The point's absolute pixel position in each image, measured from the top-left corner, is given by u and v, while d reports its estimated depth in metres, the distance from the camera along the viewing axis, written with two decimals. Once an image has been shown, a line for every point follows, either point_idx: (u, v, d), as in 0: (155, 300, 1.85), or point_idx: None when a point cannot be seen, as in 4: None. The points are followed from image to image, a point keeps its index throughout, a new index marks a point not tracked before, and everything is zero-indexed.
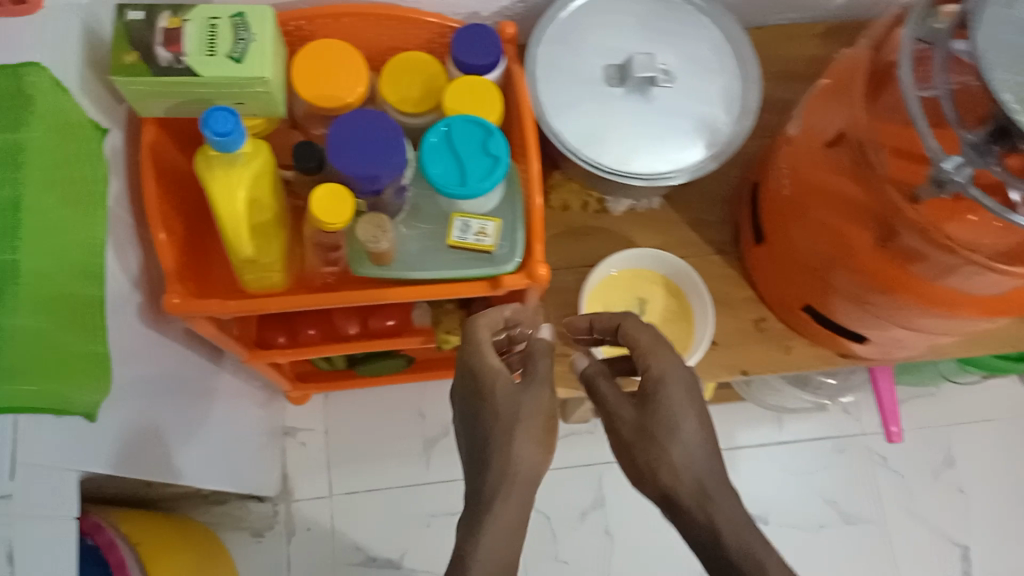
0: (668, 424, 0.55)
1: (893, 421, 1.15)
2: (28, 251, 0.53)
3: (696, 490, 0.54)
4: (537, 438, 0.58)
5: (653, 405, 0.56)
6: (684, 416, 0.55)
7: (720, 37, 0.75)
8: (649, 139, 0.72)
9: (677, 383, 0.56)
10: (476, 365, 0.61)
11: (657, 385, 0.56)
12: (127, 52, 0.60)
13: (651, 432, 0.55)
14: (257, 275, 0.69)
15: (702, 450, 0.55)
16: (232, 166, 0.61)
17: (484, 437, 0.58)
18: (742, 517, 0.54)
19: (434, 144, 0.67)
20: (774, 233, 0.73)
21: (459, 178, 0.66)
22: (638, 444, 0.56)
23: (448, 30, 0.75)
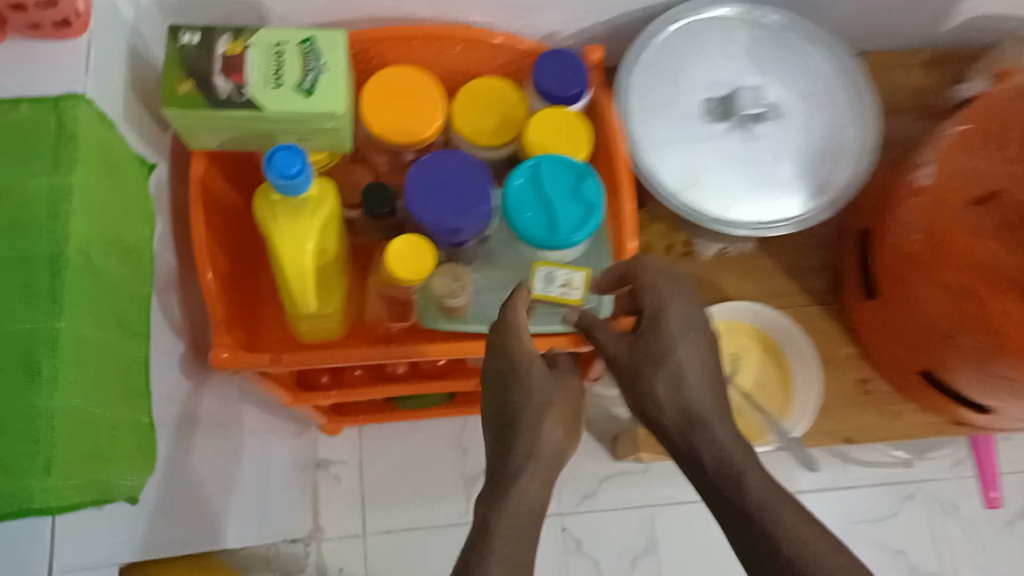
0: (661, 351, 0.54)
1: (993, 486, 1.07)
2: (72, 317, 0.45)
3: (690, 412, 0.52)
4: (565, 421, 0.52)
5: (654, 335, 0.54)
6: (679, 340, 0.54)
7: (834, 67, 0.66)
8: (753, 184, 0.64)
9: (680, 312, 0.55)
10: (509, 346, 0.53)
11: (657, 314, 0.55)
12: (182, 81, 0.52)
13: (647, 362, 0.54)
14: (314, 325, 0.61)
15: (700, 377, 0.53)
16: (301, 214, 0.53)
17: (508, 411, 0.52)
18: (733, 443, 0.51)
19: (521, 186, 0.59)
20: (894, 289, 0.65)
21: (549, 228, 0.59)
22: (636, 375, 0.54)
23: (527, 52, 0.67)
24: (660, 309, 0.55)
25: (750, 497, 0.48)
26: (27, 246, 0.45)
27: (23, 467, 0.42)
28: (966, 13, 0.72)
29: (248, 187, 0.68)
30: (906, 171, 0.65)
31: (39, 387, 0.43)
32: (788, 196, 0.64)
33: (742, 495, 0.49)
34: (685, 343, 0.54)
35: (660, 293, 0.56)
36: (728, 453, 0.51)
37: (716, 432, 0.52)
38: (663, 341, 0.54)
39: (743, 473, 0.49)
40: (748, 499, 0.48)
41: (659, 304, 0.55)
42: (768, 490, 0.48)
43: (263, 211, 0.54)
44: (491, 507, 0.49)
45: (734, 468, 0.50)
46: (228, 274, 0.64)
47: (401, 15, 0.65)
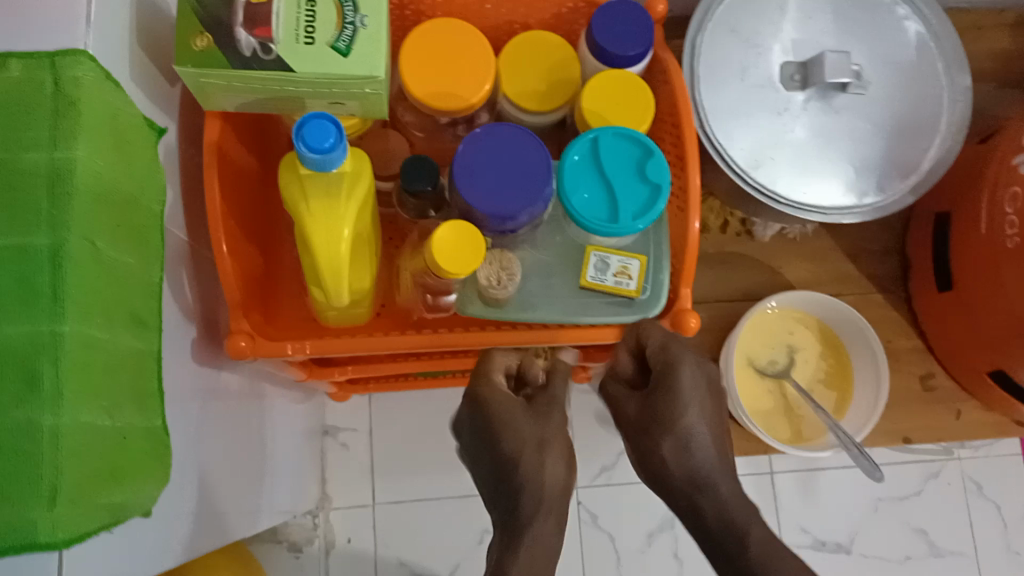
0: (671, 410, 0.48)
1: None
2: (78, 318, 0.39)
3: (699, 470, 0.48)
4: (563, 455, 0.48)
5: (665, 393, 0.49)
6: (691, 399, 0.49)
7: (922, 31, 0.60)
8: (832, 162, 0.59)
9: (689, 380, 0.49)
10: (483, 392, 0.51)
11: (668, 369, 0.49)
12: (198, 34, 0.45)
13: (657, 423, 0.49)
14: (341, 312, 0.55)
15: (710, 431, 0.49)
16: (335, 195, 0.47)
17: (501, 456, 0.48)
18: (740, 501, 0.48)
19: (579, 164, 0.53)
20: (971, 282, 0.60)
21: (611, 212, 0.52)
22: (642, 432, 0.50)
23: (582, 6, 0.60)
24: (670, 366, 0.50)
25: (756, 559, 0.46)
26: (23, 233, 0.38)
27: (27, 497, 0.37)
28: None
29: (264, 149, 0.61)
30: (1000, 150, 0.59)
31: (40, 403, 0.37)
32: (867, 177, 0.59)
33: (745, 558, 0.46)
34: (694, 405, 0.48)
35: (674, 368, 0.49)
36: (731, 511, 0.48)
37: (723, 491, 0.48)
38: (671, 407, 0.48)
39: (748, 533, 0.47)
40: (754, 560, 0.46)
41: (669, 366, 0.50)
42: (769, 547, 0.46)
43: (291, 188, 0.47)
44: (504, 551, 0.47)
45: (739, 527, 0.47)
46: (244, 249, 0.57)
47: None
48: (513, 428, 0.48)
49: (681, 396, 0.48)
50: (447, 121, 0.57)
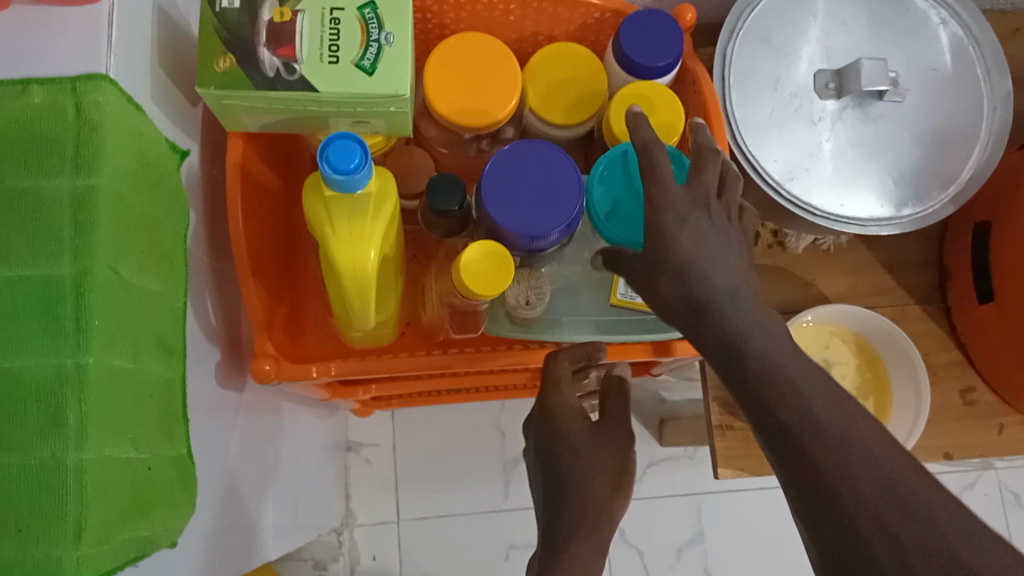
0: (662, 240, 0.41)
1: None
2: (102, 349, 0.38)
3: (704, 301, 0.40)
4: (612, 478, 0.49)
5: (657, 233, 0.41)
6: (681, 232, 0.41)
7: (960, 36, 0.58)
8: (868, 173, 0.57)
9: (675, 208, 0.41)
10: (550, 406, 0.52)
11: (654, 211, 0.41)
12: (221, 55, 0.44)
13: (656, 261, 0.42)
14: (367, 333, 0.54)
15: (723, 257, 0.41)
16: (360, 216, 0.46)
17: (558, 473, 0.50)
18: (817, 392, 0.36)
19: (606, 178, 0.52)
20: (1017, 295, 0.57)
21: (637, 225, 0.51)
22: (640, 278, 0.43)
23: (608, 16, 0.59)
24: (654, 205, 0.41)
25: (758, 374, 0.37)
26: (47, 262, 0.38)
27: (50, 534, 0.36)
28: None
29: (286, 167, 0.60)
30: None
31: (65, 438, 0.36)
32: (905, 187, 0.57)
33: (814, 462, 0.34)
34: (686, 235, 0.41)
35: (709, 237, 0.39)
36: (791, 384, 0.36)
37: (733, 316, 0.39)
38: (666, 243, 0.41)
39: (748, 345, 0.38)
40: (758, 375, 0.37)
41: (657, 204, 0.41)
42: (776, 359, 0.37)
43: (316, 210, 0.46)
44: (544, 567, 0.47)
45: (743, 350, 0.38)
46: (268, 269, 0.56)
47: None
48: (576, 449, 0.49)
49: (669, 229, 0.41)
50: (471, 137, 0.56)
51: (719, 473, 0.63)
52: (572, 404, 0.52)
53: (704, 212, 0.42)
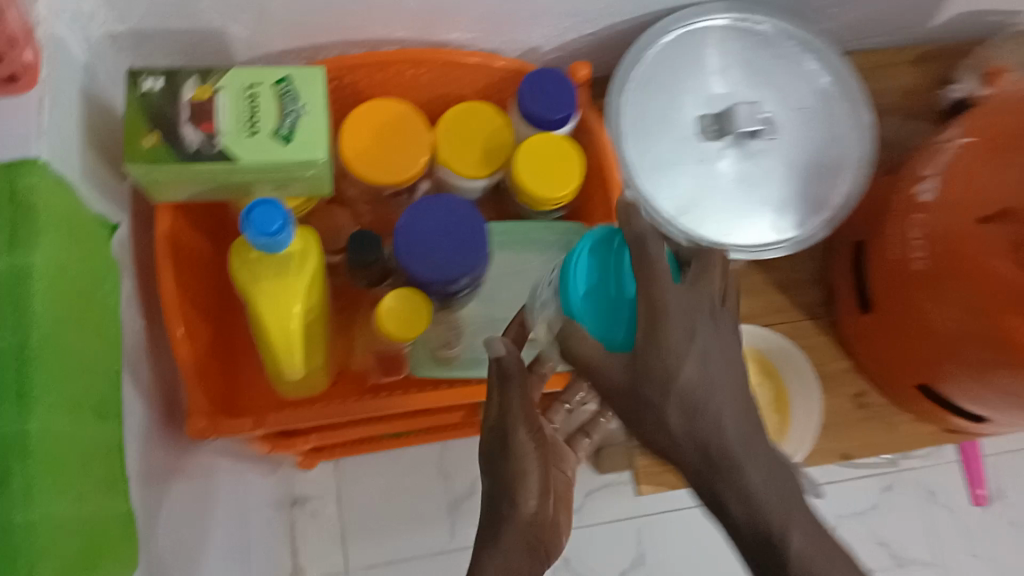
0: (668, 372, 0.40)
1: (979, 483, 1.07)
2: (45, 416, 0.40)
3: (719, 449, 0.40)
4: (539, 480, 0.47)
5: (660, 351, 0.40)
6: (687, 359, 0.40)
7: (826, 76, 0.65)
8: (751, 205, 0.63)
9: (681, 323, 0.41)
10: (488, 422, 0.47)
11: (656, 319, 0.41)
12: (146, 133, 0.47)
13: (654, 385, 0.40)
14: (299, 383, 0.57)
15: (730, 394, 0.41)
16: (284, 274, 0.49)
17: (496, 490, 0.47)
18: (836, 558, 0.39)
19: (587, 270, 0.45)
20: (893, 304, 0.64)
21: (630, 320, 0.43)
22: (637, 407, 0.41)
23: (508, 75, 0.64)
24: (659, 319, 0.41)
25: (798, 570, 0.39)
26: None
27: None
28: (954, 10, 0.70)
29: (216, 232, 0.63)
30: (904, 182, 0.64)
31: (12, 501, 0.38)
32: (785, 214, 0.63)
33: None
34: (692, 358, 0.40)
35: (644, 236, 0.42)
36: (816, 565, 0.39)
37: (750, 476, 0.40)
38: (669, 374, 0.40)
39: (785, 540, 0.39)
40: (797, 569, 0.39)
41: (659, 308, 0.40)
42: (810, 545, 0.39)
43: (242, 271, 0.49)
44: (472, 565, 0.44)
45: (775, 532, 0.39)
46: (201, 330, 0.59)
47: (375, 38, 0.61)
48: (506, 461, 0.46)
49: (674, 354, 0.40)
50: (391, 194, 0.60)
51: (642, 489, 0.67)
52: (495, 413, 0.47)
53: (709, 320, 0.42)
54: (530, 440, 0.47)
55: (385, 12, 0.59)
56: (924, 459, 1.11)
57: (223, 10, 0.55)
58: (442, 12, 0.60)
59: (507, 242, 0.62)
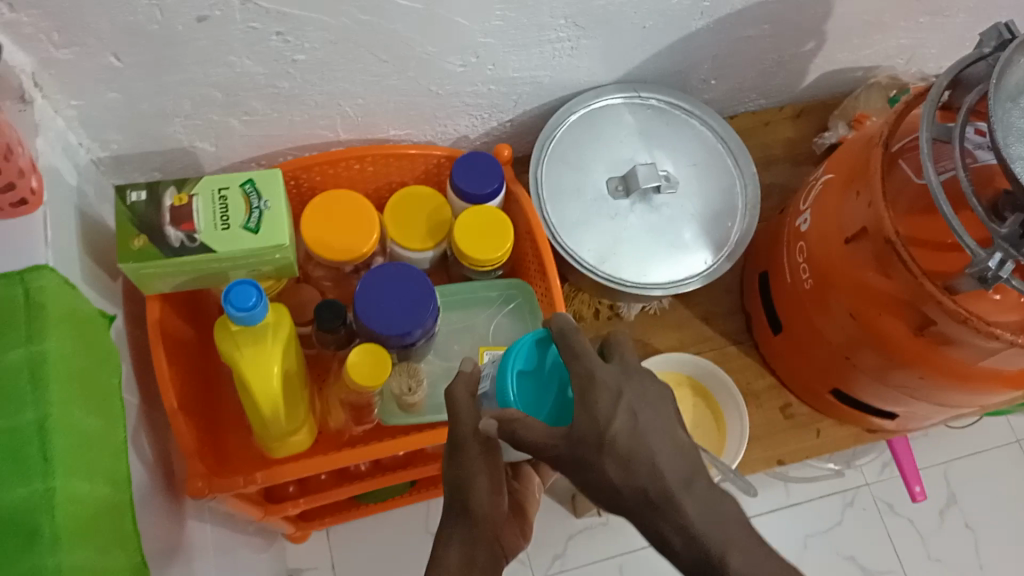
0: (600, 429, 0.47)
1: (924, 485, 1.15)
2: (63, 476, 0.48)
3: (655, 488, 0.46)
4: (492, 480, 0.53)
5: (593, 415, 0.47)
6: (616, 415, 0.47)
7: (712, 136, 0.77)
8: (662, 249, 0.73)
9: (608, 387, 0.48)
10: (455, 435, 0.54)
11: (591, 384, 0.48)
12: (135, 236, 0.57)
13: (590, 443, 0.47)
14: (284, 441, 0.65)
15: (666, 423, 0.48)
16: (261, 341, 0.58)
17: (455, 492, 0.53)
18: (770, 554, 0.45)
19: (527, 359, 0.55)
20: (794, 323, 0.73)
21: (554, 400, 0.53)
22: (583, 467, 0.47)
23: (443, 160, 0.75)
24: (592, 385, 0.48)
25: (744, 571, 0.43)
26: (11, 415, 0.48)
27: None
28: (817, 71, 0.83)
29: (201, 319, 0.72)
30: (789, 218, 0.75)
31: (42, 548, 0.45)
32: (693, 254, 0.73)
33: None
34: (621, 413, 0.47)
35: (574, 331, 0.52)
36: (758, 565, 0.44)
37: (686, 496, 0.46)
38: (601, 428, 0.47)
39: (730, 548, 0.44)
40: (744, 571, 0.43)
41: (591, 380, 0.48)
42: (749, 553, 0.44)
43: (226, 343, 0.58)
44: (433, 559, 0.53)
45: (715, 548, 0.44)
46: (193, 404, 0.67)
47: (324, 141, 0.72)
48: (465, 467, 0.53)
49: (603, 408, 0.47)
50: (351, 270, 0.69)
51: None
52: (467, 428, 0.53)
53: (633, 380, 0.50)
54: (477, 447, 0.53)
55: (330, 119, 0.69)
56: (877, 473, 1.19)
57: (191, 131, 0.65)
58: (378, 114, 0.70)
59: (453, 303, 0.72)
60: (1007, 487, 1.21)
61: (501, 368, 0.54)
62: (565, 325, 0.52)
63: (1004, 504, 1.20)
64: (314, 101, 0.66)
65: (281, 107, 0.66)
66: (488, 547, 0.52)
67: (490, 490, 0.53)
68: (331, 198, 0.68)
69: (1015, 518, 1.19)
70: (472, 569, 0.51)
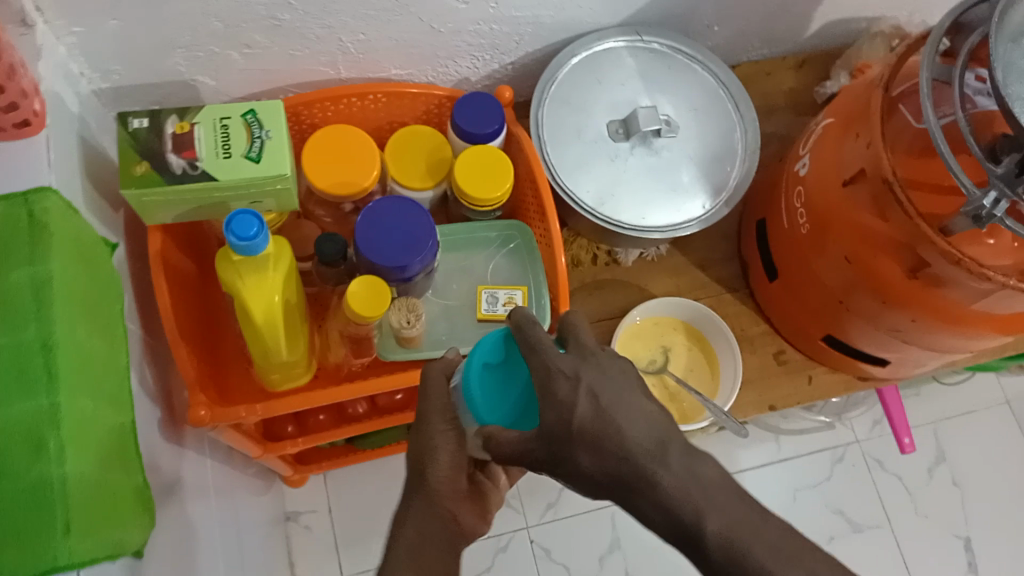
0: (566, 417, 0.46)
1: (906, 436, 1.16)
2: (67, 392, 0.49)
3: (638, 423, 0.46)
4: (454, 460, 0.56)
5: (557, 402, 0.47)
6: (578, 402, 0.46)
7: (712, 81, 0.77)
8: (661, 192, 0.73)
9: (566, 373, 0.48)
10: (422, 413, 0.57)
11: (548, 377, 0.48)
12: (137, 162, 0.57)
13: (563, 440, 0.46)
14: (283, 373, 0.66)
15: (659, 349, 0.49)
16: (262, 271, 0.58)
17: (418, 464, 0.57)
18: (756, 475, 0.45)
19: (492, 352, 0.53)
20: (789, 268, 0.74)
21: (518, 397, 0.52)
22: (554, 461, 0.47)
23: (445, 101, 0.75)
24: (549, 375, 0.48)
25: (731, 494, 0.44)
26: (17, 330, 0.48)
27: (42, 533, 0.45)
28: (819, 20, 0.83)
29: (202, 253, 0.72)
30: (788, 164, 0.75)
31: (48, 459, 0.47)
32: (693, 197, 0.74)
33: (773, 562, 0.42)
34: (582, 398, 0.46)
35: (529, 319, 0.51)
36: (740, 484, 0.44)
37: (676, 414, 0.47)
38: (565, 410, 0.46)
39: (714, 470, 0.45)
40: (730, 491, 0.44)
41: (550, 370, 0.48)
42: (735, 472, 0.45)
43: (227, 272, 0.58)
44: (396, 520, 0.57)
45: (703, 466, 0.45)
46: (195, 337, 0.67)
47: (327, 79, 0.72)
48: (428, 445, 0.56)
49: (562, 392, 0.47)
50: (351, 208, 0.70)
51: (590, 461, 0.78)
52: (435, 409, 0.56)
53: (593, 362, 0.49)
54: (442, 425, 0.56)
55: (332, 56, 0.70)
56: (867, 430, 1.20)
57: (193, 64, 0.65)
58: (381, 52, 0.71)
59: (452, 244, 0.73)
60: (996, 447, 1.22)
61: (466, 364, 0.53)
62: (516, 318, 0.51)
63: (993, 463, 1.21)
64: (316, 35, 0.66)
65: (285, 43, 0.66)
66: (444, 521, 0.56)
67: (450, 465, 0.56)
68: (330, 134, 0.67)
69: (1004, 477, 1.21)
70: (423, 543, 0.55)
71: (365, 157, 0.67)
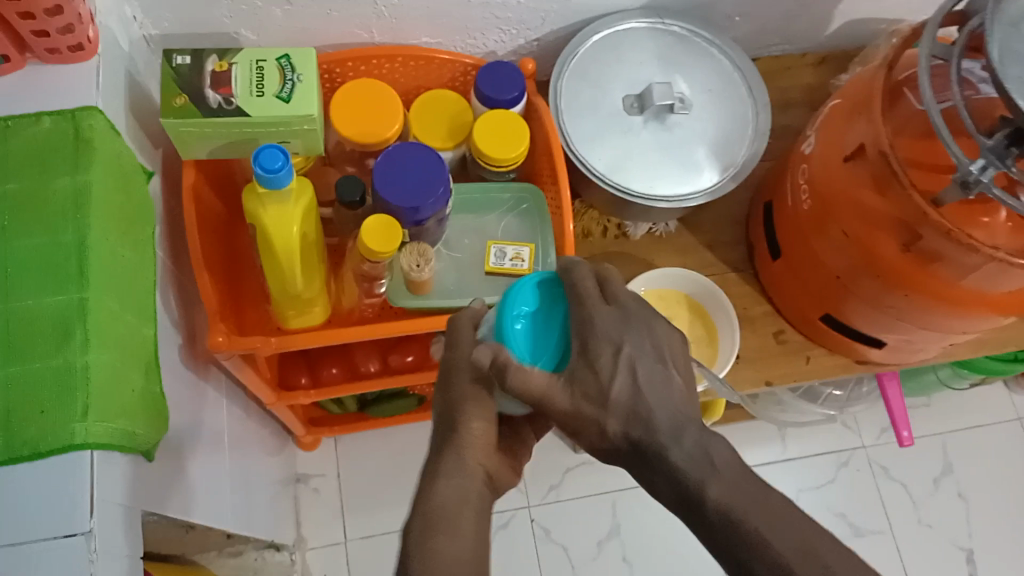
0: (603, 389, 0.47)
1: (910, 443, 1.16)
2: (97, 290, 0.53)
3: None
4: (486, 414, 0.53)
5: (595, 372, 0.47)
6: (616, 375, 0.47)
7: (728, 64, 0.80)
8: (670, 165, 0.76)
9: (610, 343, 0.48)
10: (450, 364, 0.54)
11: (590, 346, 0.48)
12: (177, 95, 0.61)
13: (590, 416, 0.47)
14: (300, 310, 0.70)
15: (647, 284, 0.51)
16: (285, 203, 0.62)
17: (445, 422, 0.53)
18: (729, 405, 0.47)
19: (527, 300, 0.52)
20: (791, 248, 0.76)
21: (561, 341, 0.51)
22: (579, 420, 0.47)
23: (470, 69, 0.79)
24: (591, 340, 0.48)
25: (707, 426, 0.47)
26: (56, 231, 0.53)
27: (63, 413, 0.49)
28: (839, 19, 0.85)
29: (229, 198, 0.77)
30: (796, 146, 0.78)
31: (74, 347, 0.50)
32: (701, 172, 0.76)
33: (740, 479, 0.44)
34: (621, 372, 0.47)
35: (576, 265, 0.51)
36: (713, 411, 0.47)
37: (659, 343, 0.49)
38: (602, 387, 0.47)
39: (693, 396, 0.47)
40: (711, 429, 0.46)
41: (593, 335, 0.48)
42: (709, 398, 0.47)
43: (253, 202, 0.62)
44: (424, 478, 0.52)
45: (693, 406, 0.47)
46: (218, 270, 0.72)
47: (360, 41, 0.76)
48: (453, 399, 0.53)
49: (602, 359, 0.47)
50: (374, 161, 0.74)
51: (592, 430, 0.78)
52: (462, 360, 0.53)
53: (640, 332, 0.49)
54: (469, 375, 0.53)
55: (366, 19, 0.74)
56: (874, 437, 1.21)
57: (236, 17, 0.70)
58: (414, 18, 0.75)
59: (467, 203, 0.76)
60: (1004, 463, 1.22)
61: (502, 310, 0.52)
62: (571, 264, 0.51)
63: (1000, 480, 1.21)
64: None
65: (323, 2, 0.70)
66: (478, 480, 0.52)
67: (481, 419, 0.52)
68: (358, 88, 0.72)
69: (1012, 494, 1.20)
70: (458, 502, 0.50)
71: (388, 111, 0.71)
